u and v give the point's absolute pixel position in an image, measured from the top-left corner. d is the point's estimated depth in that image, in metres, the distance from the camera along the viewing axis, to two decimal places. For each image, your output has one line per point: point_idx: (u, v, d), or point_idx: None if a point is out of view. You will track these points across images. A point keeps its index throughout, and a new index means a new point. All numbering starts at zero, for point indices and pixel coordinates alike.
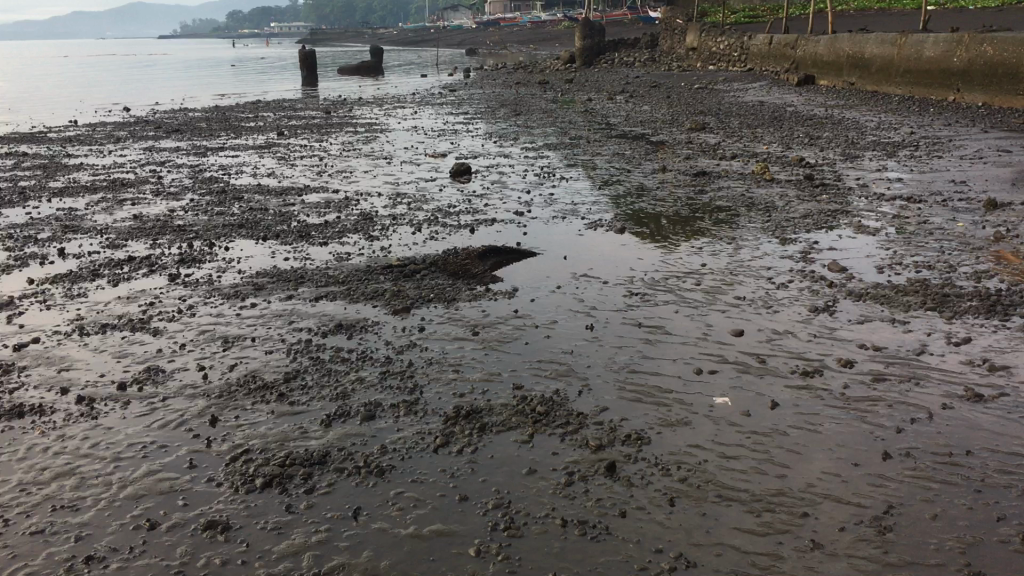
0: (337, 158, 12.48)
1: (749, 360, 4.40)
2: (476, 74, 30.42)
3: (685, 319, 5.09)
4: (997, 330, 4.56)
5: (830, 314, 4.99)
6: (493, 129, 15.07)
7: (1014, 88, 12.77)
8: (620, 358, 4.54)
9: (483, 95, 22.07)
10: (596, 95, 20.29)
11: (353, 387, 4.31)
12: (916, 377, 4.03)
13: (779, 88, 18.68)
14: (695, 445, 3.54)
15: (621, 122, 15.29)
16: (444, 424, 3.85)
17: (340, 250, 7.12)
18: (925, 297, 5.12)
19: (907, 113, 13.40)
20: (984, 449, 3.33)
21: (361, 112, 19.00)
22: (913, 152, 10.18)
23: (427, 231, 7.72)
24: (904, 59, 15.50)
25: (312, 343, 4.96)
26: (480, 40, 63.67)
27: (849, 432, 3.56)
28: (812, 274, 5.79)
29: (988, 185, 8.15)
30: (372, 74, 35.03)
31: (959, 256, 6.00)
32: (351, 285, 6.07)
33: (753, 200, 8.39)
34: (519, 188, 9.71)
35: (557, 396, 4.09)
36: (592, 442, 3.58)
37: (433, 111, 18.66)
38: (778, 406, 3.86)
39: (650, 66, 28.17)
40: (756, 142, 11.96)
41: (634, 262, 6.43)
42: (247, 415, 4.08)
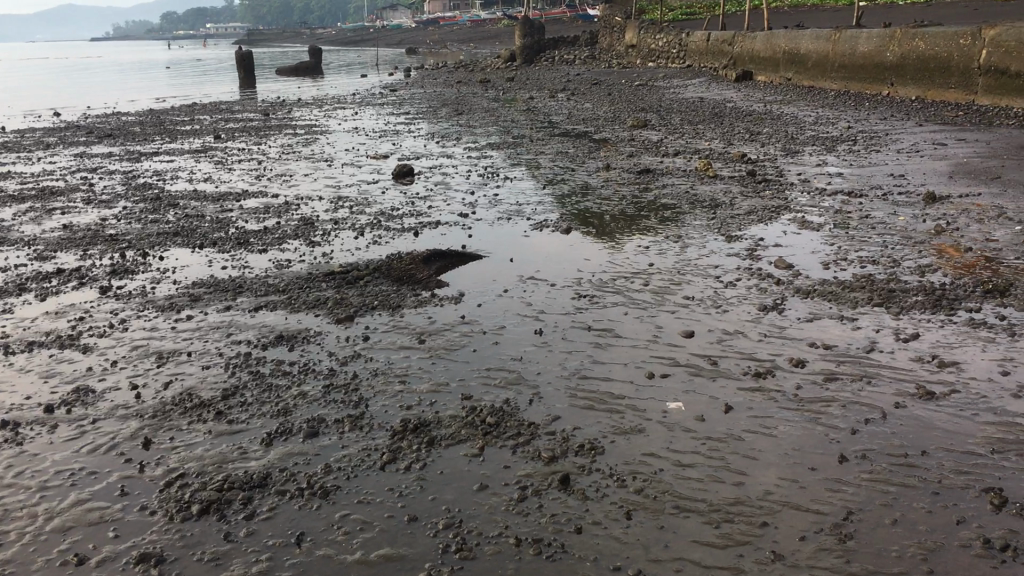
0: (275, 161, 12.20)
1: (701, 363, 4.34)
2: (416, 73, 30.17)
3: (635, 321, 5.01)
4: (944, 325, 4.56)
5: (779, 313, 4.96)
6: (435, 129, 14.90)
7: (947, 81, 13.03)
8: (570, 364, 4.45)
9: (424, 94, 21.86)
10: (539, 93, 20.23)
11: (296, 403, 4.14)
12: (868, 375, 4.01)
13: (718, 84, 18.82)
14: (649, 454, 3.46)
15: (563, 120, 15.25)
16: (390, 439, 3.71)
17: (281, 257, 6.91)
18: (872, 293, 5.12)
19: (844, 108, 13.58)
20: (939, 449, 3.31)
21: (300, 114, 18.68)
22: (852, 147, 10.28)
23: (370, 236, 7.55)
24: (838, 54, 15.74)
25: (251, 356, 4.77)
26: (419, 40, 63.24)
27: (804, 435, 3.51)
28: (759, 272, 5.77)
29: (926, 178, 8.25)
30: (311, 75, 34.54)
31: (902, 250, 6.03)
32: (291, 293, 5.88)
33: (697, 198, 8.39)
34: (463, 189, 9.58)
35: (507, 406, 3.97)
36: (545, 454, 3.47)
37: (374, 111, 18.40)
38: (731, 410, 3.80)
39: (590, 63, 28.22)
40: (698, 138, 12.00)
41: (581, 263, 6.35)
42: (183, 436, 3.89)
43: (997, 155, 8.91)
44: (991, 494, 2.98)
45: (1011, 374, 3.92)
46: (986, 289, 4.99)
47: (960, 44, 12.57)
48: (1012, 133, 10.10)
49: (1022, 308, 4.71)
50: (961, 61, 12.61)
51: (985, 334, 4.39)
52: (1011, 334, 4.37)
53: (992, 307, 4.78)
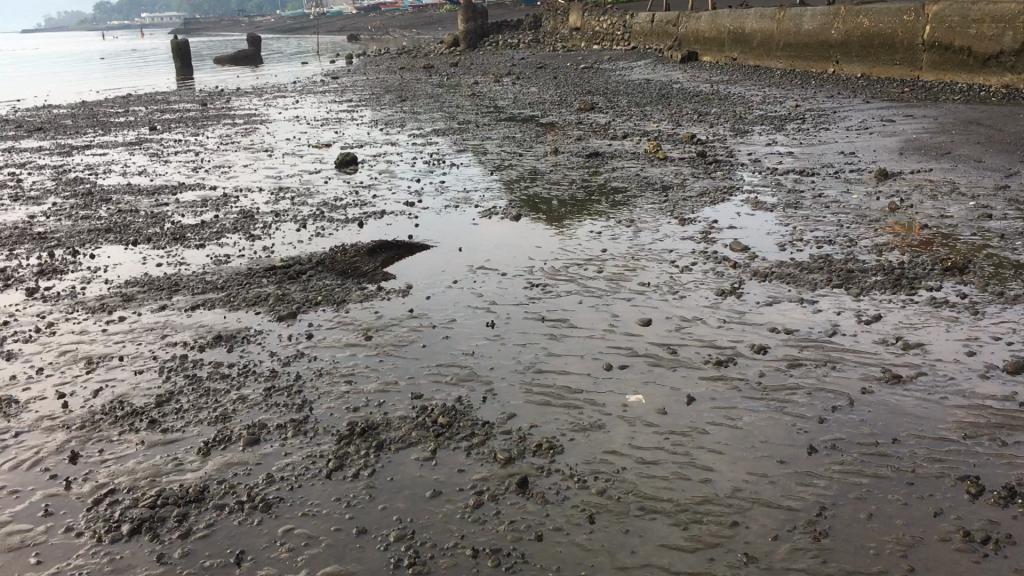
0: (214, 152, 11.79)
1: (659, 352, 4.18)
2: (358, 61, 29.62)
3: (590, 311, 4.84)
4: (905, 305, 4.46)
5: (737, 297, 4.82)
6: (379, 116, 14.57)
7: (891, 58, 13.08)
8: (525, 357, 4.26)
9: (367, 81, 21.46)
10: (483, 78, 19.96)
11: (235, 408, 3.85)
12: (832, 360, 3.88)
13: (663, 65, 18.72)
14: (610, 451, 3.28)
15: (510, 105, 15.02)
16: (337, 444, 3.46)
17: (219, 252, 6.59)
18: (831, 274, 5.01)
19: (790, 86, 13.57)
20: (910, 436, 3.19)
21: (239, 104, 18.16)
22: (800, 125, 10.23)
23: (312, 227, 7.27)
24: (783, 33, 15.74)
25: (187, 359, 4.46)
26: (361, 27, 62.35)
27: (770, 425, 3.37)
28: (715, 255, 5.64)
29: (876, 155, 8.22)
30: (251, 64, 33.74)
31: (857, 228, 5.95)
32: (231, 290, 5.59)
33: (649, 180, 8.24)
34: (409, 176, 9.33)
35: (460, 405, 3.77)
36: (501, 455, 3.28)
37: (315, 100, 17.95)
38: (694, 401, 3.64)
39: (534, 48, 27.98)
40: (646, 120, 11.88)
41: (532, 250, 6.16)
42: (113, 448, 3.57)
43: (944, 131, 8.92)
44: (967, 483, 2.87)
45: (977, 354, 3.83)
46: (945, 266, 4.92)
47: (903, 20, 12.62)
48: (957, 109, 10.15)
49: (982, 285, 4.64)
50: (905, 38, 12.67)
51: (948, 314, 4.29)
52: (973, 312, 4.29)
53: (951, 285, 4.70)
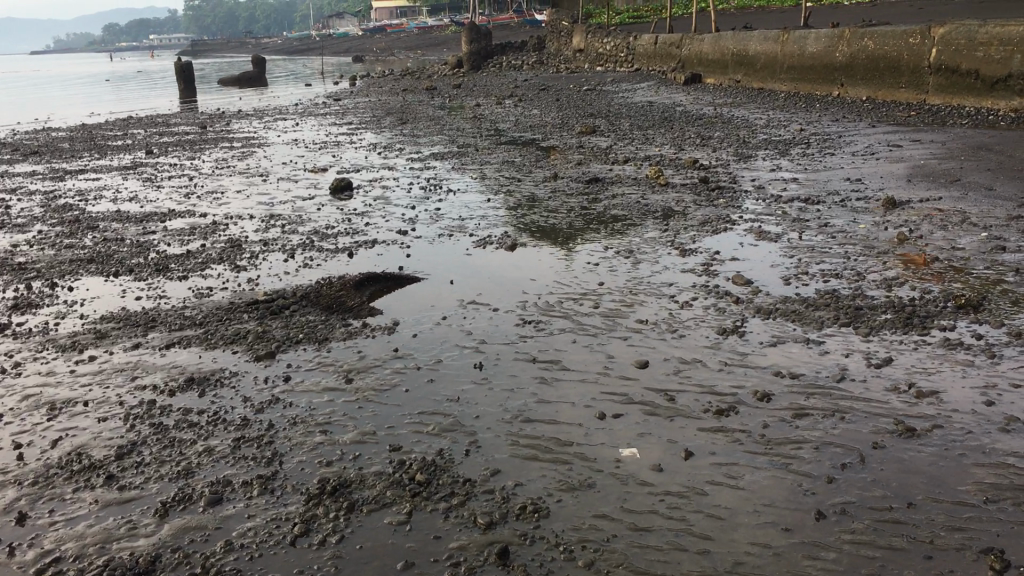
0: (208, 177, 11.58)
1: (656, 399, 3.91)
2: (361, 82, 29.53)
3: (583, 351, 4.58)
4: (917, 348, 4.19)
5: (739, 337, 4.56)
6: (378, 140, 14.38)
7: (897, 81, 12.86)
8: (513, 404, 4.00)
9: (368, 103, 21.30)
10: (485, 100, 19.79)
11: (200, 462, 3.60)
12: (841, 409, 3.61)
13: (666, 88, 18.51)
14: (600, 516, 3.02)
15: (511, 128, 14.83)
16: (304, 505, 3.21)
17: (201, 285, 6.36)
18: (838, 311, 4.75)
19: (795, 110, 13.35)
20: (927, 499, 2.92)
21: (239, 126, 17.98)
22: (805, 150, 9.99)
23: (300, 258, 7.03)
24: (787, 55, 15.55)
25: (155, 404, 4.21)
26: (367, 48, 62.41)
27: (772, 485, 3.10)
28: (716, 289, 5.38)
29: (883, 182, 7.97)
30: (256, 85, 33.68)
31: (866, 261, 5.70)
32: (209, 327, 5.35)
33: (649, 207, 8.00)
34: (403, 203, 9.10)
35: (440, 459, 3.51)
36: (481, 519, 3.02)
37: (315, 123, 17.78)
38: (692, 456, 3.38)
39: (538, 69, 27.87)
40: (648, 144, 11.65)
41: (525, 284, 5.91)
42: (65, 508, 3.32)
43: (952, 156, 8.67)
44: (990, 556, 2.60)
45: (996, 404, 3.55)
46: (958, 303, 4.65)
47: (909, 42, 12.44)
48: (965, 133, 9.90)
49: (998, 325, 4.36)
50: (911, 60, 12.47)
51: (963, 357, 4.03)
52: (991, 355, 4.01)
53: (966, 325, 4.43)
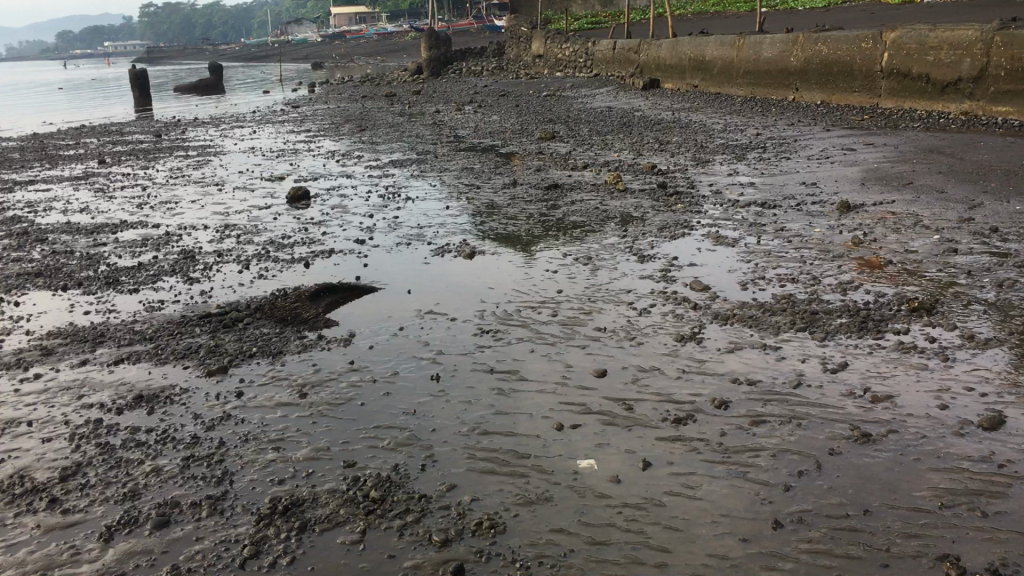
0: (162, 187, 11.39)
1: (615, 409, 3.88)
2: (320, 89, 29.30)
3: (541, 360, 4.55)
4: (872, 352, 4.20)
5: (697, 344, 4.55)
6: (336, 147, 14.25)
7: (850, 85, 13.02)
8: (470, 416, 3.95)
9: (327, 110, 21.12)
10: (445, 106, 19.74)
11: (148, 483, 3.52)
12: (797, 416, 3.61)
13: (625, 93, 18.57)
14: (558, 530, 2.98)
15: (470, 134, 14.78)
16: (255, 527, 3.14)
17: (153, 298, 6.23)
18: (794, 316, 4.76)
19: (752, 114, 13.45)
20: (882, 506, 2.92)
21: (194, 134, 17.73)
22: (762, 155, 10.07)
23: (255, 269, 6.92)
24: (743, 60, 15.69)
25: (102, 423, 4.11)
26: (325, 54, 62.04)
27: (729, 494, 3.09)
28: (674, 295, 5.38)
29: (838, 185, 8.03)
30: (213, 93, 33.32)
31: (822, 265, 5.72)
32: (160, 341, 5.24)
33: (607, 213, 8.00)
34: (361, 211, 9.02)
35: (396, 475, 3.45)
36: (437, 537, 2.97)
37: (272, 130, 17.58)
38: (650, 466, 3.35)
39: (497, 75, 27.85)
40: (607, 149, 11.67)
41: (484, 292, 5.86)
42: (6, 534, 3.22)
43: (906, 159, 8.78)
44: (946, 564, 2.60)
45: (951, 407, 3.55)
46: (912, 307, 4.67)
47: (862, 47, 12.61)
48: (918, 136, 10.04)
49: (952, 327, 4.39)
50: (864, 65, 12.63)
51: (918, 360, 4.04)
52: (944, 358, 4.03)
53: (920, 328, 4.45)
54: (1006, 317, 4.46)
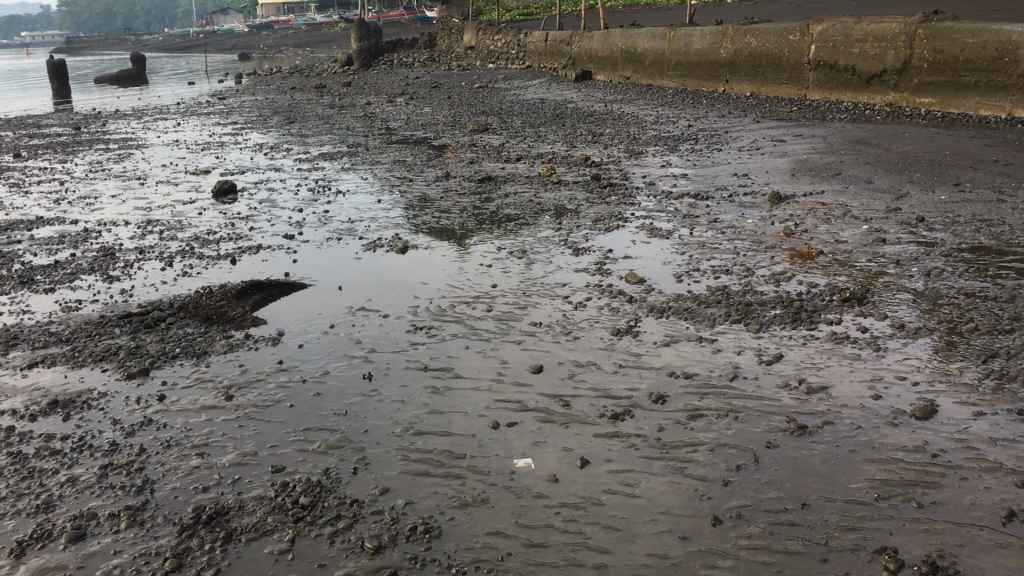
0: (81, 181, 10.97)
1: (551, 405, 3.81)
2: (247, 80, 28.70)
3: (476, 357, 4.46)
4: (806, 343, 4.21)
5: (633, 337, 4.51)
6: (264, 140, 13.91)
7: (778, 77, 13.20)
8: (403, 417, 3.83)
9: (255, 101, 20.67)
10: (377, 98, 19.47)
11: (63, 494, 3.35)
12: (734, 409, 3.58)
13: (557, 84, 18.56)
14: (495, 533, 2.90)
15: (402, 126, 14.58)
16: (177, 538, 3.00)
17: (69, 297, 5.96)
18: (729, 308, 4.76)
19: (683, 106, 13.54)
20: (820, 499, 2.90)
21: (115, 127, 17.17)
22: (693, 146, 10.13)
23: (179, 266, 6.68)
24: (673, 52, 15.80)
25: (14, 431, 3.91)
26: (252, 45, 60.88)
27: (668, 491, 3.04)
28: (609, 289, 5.34)
29: (769, 177, 8.11)
30: (136, 84, 32.37)
31: (755, 256, 5.75)
32: (77, 342, 5.01)
33: (542, 206, 7.94)
34: (290, 206, 8.80)
35: (327, 479, 3.34)
36: (369, 544, 2.86)
37: (197, 122, 17.12)
38: (588, 464, 3.29)
39: (429, 67, 27.62)
40: (540, 141, 11.62)
41: (417, 288, 5.74)
42: None
43: (834, 150, 8.91)
44: (884, 556, 2.58)
45: (883, 397, 3.56)
46: (843, 297, 4.70)
47: (789, 40, 12.80)
48: (845, 128, 10.21)
49: (883, 317, 4.42)
50: (791, 57, 12.82)
51: (850, 351, 4.05)
52: (876, 348, 4.05)
53: (852, 318, 4.48)
54: (935, 306, 4.52)
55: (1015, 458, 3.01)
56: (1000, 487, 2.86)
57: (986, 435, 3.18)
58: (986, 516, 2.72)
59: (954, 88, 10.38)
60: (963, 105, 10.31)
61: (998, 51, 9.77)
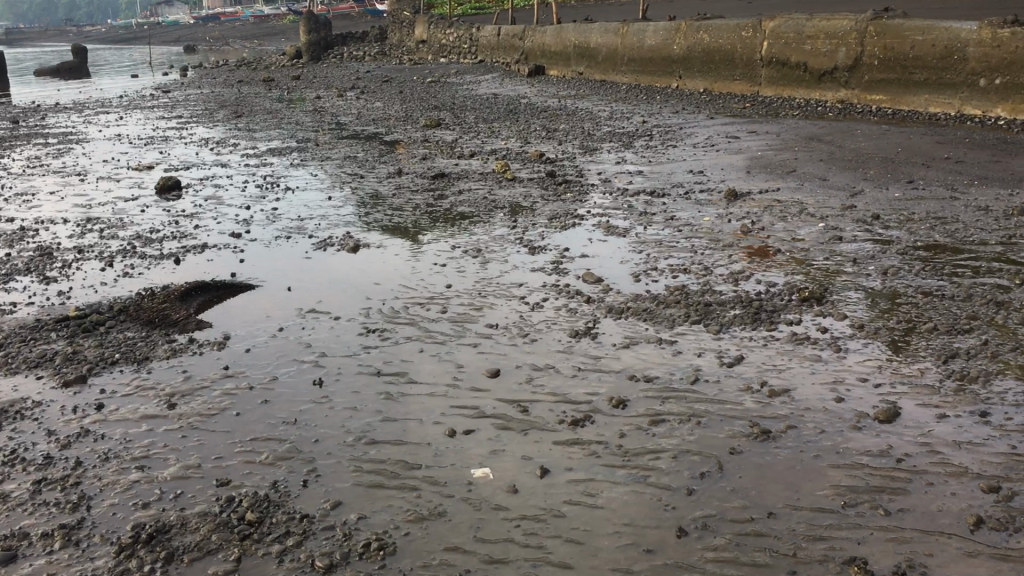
0: (18, 177, 10.59)
1: (509, 412, 3.69)
2: (194, 73, 28.12)
3: (431, 361, 4.32)
4: (766, 344, 4.15)
5: (591, 339, 4.41)
6: (211, 135, 13.59)
7: (731, 73, 13.22)
8: (355, 425, 3.68)
9: (202, 95, 20.23)
10: (327, 92, 19.18)
11: None
12: (696, 414, 3.50)
13: (510, 80, 18.43)
14: (452, 548, 2.77)
15: (353, 121, 14.34)
16: (114, 560, 2.83)
17: (3, 300, 5.70)
18: (688, 308, 4.68)
19: (637, 102, 13.50)
20: (786, 507, 2.82)
21: (56, 121, 16.65)
22: (648, 143, 10.08)
23: (120, 266, 6.44)
24: (626, 48, 15.76)
25: None
26: (199, 37, 59.75)
27: (632, 501, 2.95)
28: (566, 288, 5.23)
29: (725, 174, 8.08)
30: (79, 76, 31.50)
31: (712, 255, 5.69)
32: (10, 348, 4.77)
33: (496, 203, 7.82)
34: (237, 203, 8.56)
35: (274, 493, 3.18)
36: (319, 563, 2.72)
37: (141, 116, 16.67)
38: (548, 474, 3.17)
39: (380, 61, 27.29)
40: (493, 137, 11.49)
41: (369, 288, 5.58)
42: None
43: (788, 147, 8.92)
44: (854, 568, 2.51)
45: (846, 400, 3.50)
46: (802, 297, 4.66)
47: (742, 36, 12.82)
48: (798, 124, 10.24)
49: (842, 317, 4.38)
50: (744, 53, 12.85)
51: (811, 352, 3.99)
52: (837, 349, 3.99)
53: (811, 318, 4.43)
54: (894, 305, 4.48)
55: (980, 461, 2.95)
56: (965, 492, 2.79)
57: (950, 438, 3.11)
58: (954, 523, 2.66)
59: (903, 85, 10.47)
60: (913, 103, 10.41)
61: (948, 50, 9.88)
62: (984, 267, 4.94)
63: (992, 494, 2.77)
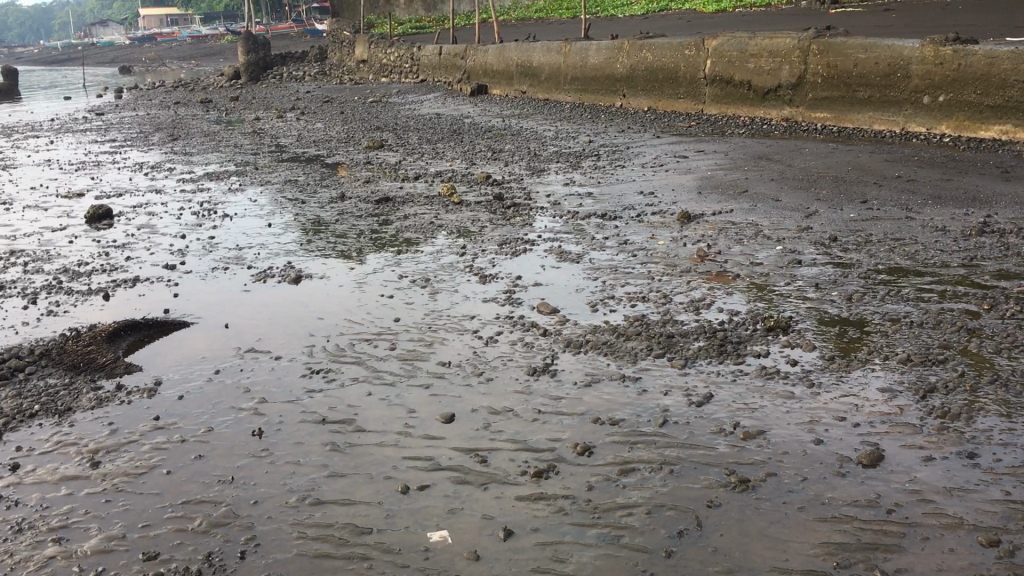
0: None
1: (466, 463, 3.42)
2: (127, 95, 27.34)
3: (380, 405, 4.03)
4: (735, 380, 3.94)
5: (551, 377, 4.16)
6: (144, 159, 13.06)
7: (674, 92, 13.15)
8: (297, 483, 3.37)
9: (135, 118, 19.58)
10: (266, 114, 18.70)
11: None
12: (668, 461, 3.27)
13: (452, 99, 18.18)
14: None
15: (292, 144, 13.95)
16: None
17: None
18: (649, 341, 4.46)
19: (583, 121, 13.36)
20: (773, 571, 2.61)
21: None
22: (596, 163, 9.90)
23: (44, 304, 6.01)
24: (569, 66, 15.64)
25: None
26: (134, 58, 58.31)
27: (605, 567, 2.70)
28: (521, 321, 4.98)
29: (676, 195, 7.93)
30: (6, 99, 30.30)
31: (670, 281, 5.49)
32: None
33: (443, 228, 7.55)
34: (172, 232, 8.15)
35: (210, 569, 2.87)
36: None
37: (71, 140, 16.02)
38: (512, 536, 2.91)
39: (319, 81, 26.83)
40: (438, 159, 11.22)
41: (311, 325, 5.25)
42: None
43: (737, 166, 8.81)
44: None
45: (826, 441, 3.31)
46: (767, 326, 4.47)
47: (685, 54, 12.78)
48: (745, 143, 10.16)
49: (811, 348, 4.20)
50: (687, 72, 12.79)
51: (782, 388, 3.80)
52: (810, 385, 3.81)
53: (779, 350, 4.24)
54: (863, 334, 4.32)
55: (975, 511, 2.82)
56: (964, 548, 2.64)
57: (940, 484, 2.97)
58: None
59: (848, 103, 10.48)
60: (856, 121, 10.42)
61: (891, 67, 9.91)
62: (950, 291, 4.83)
63: (992, 549, 2.63)
